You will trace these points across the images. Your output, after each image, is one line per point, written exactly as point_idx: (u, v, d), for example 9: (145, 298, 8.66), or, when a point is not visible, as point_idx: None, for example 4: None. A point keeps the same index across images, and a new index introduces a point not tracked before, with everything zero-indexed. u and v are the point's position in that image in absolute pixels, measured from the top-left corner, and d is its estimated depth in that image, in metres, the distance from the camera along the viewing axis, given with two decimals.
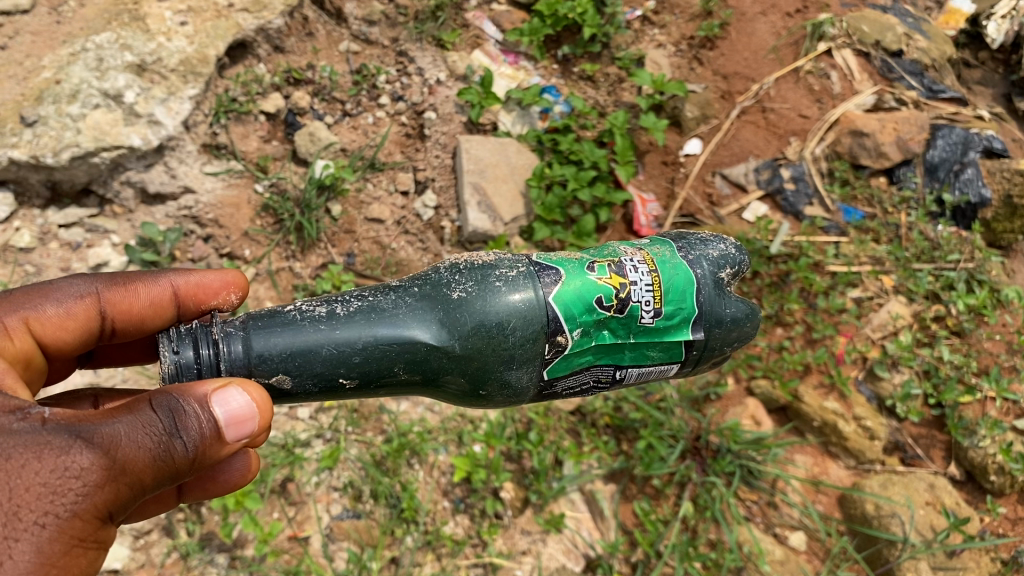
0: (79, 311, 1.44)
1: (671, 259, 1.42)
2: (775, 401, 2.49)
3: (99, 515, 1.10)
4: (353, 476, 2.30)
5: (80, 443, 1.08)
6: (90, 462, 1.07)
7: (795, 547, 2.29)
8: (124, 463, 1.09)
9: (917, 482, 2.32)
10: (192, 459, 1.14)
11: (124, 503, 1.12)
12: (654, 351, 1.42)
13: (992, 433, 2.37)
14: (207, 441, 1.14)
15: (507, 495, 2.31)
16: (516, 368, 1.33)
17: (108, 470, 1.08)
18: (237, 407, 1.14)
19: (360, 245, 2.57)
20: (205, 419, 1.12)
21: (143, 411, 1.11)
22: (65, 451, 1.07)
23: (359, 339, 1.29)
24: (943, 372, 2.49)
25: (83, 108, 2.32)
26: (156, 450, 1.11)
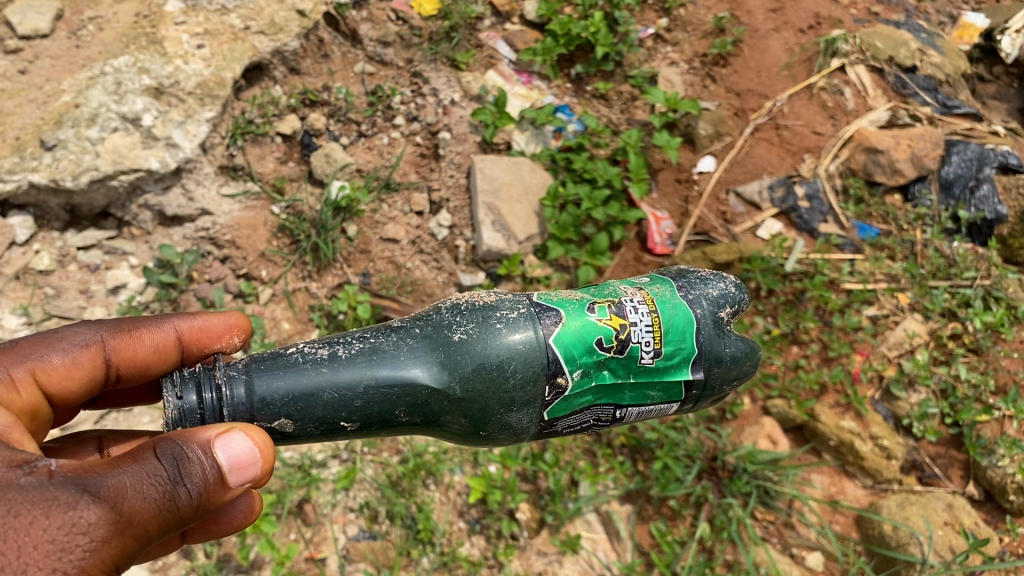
0: (84, 360, 1.45)
1: (671, 299, 1.42)
2: (791, 420, 2.48)
3: (105, 570, 1.10)
4: (369, 496, 2.31)
5: (87, 498, 1.09)
6: (97, 516, 1.08)
7: (813, 568, 2.27)
8: (131, 515, 1.10)
9: (935, 502, 2.31)
10: (195, 505, 1.16)
11: (129, 556, 1.12)
12: (653, 391, 1.42)
13: (1011, 452, 2.35)
14: (210, 486, 1.17)
15: (524, 516, 2.31)
16: (517, 410, 1.33)
17: (115, 524, 1.09)
18: (239, 451, 1.17)
19: (375, 265, 2.58)
20: (209, 466, 1.14)
21: (148, 461, 1.13)
22: (72, 506, 1.08)
23: (360, 382, 1.30)
24: (960, 391, 2.47)
25: (102, 132, 2.35)
26: (162, 500, 1.12)
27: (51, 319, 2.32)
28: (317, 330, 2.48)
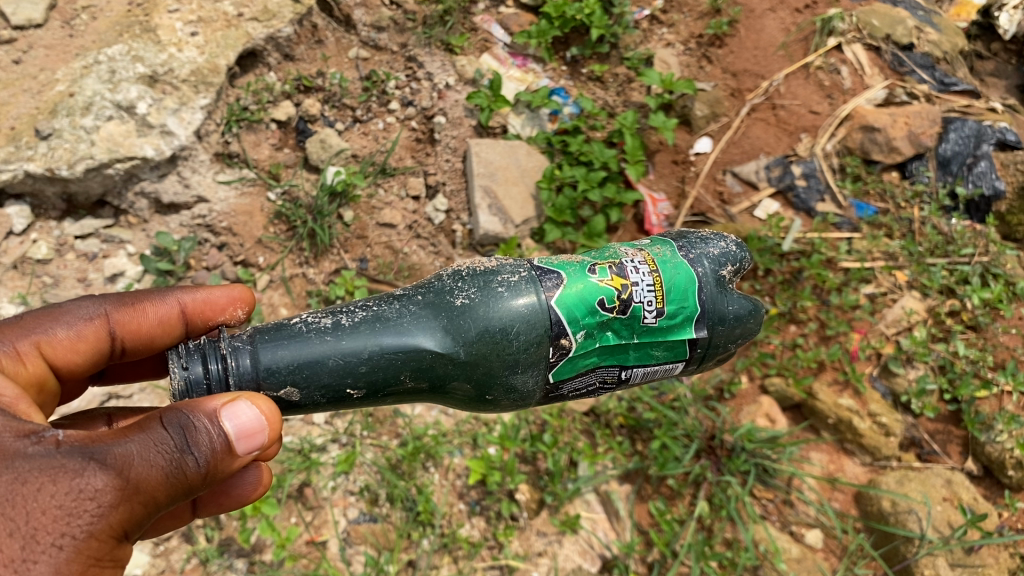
0: (89, 333, 1.46)
1: (671, 259, 1.42)
2: (790, 398, 2.47)
3: (115, 534, 1.13)
4: (369, 480, 2.32)
5: (93, 466, 1.10)
6: (103, 483, 1.10)
7: (812, 545, 2.29)
8: (136, 482, 1.11)
9: (934, 478, 2.32)
10: (204, 473, 1.15)
11: (140, 521, 1.14)
12: (658, 351, 1.42)
13: (1009, 428, 2.35)
14: (218, 455, 1.15)
15: (523, 497, 2.33)
16: (521, 372, 1.34)
17: (121, 491, 1.11)
18: (246, 420, 1.15)
19: (372, 250, 2.59)
20: (215, 434, 1.13)
21: (154, 430, 1.13)
22: (79, 473, 1.10)
23: (364, 348, 1.30)
24: (958, 367, 2.47)
25: (96, 120, 2.35)
26: (168, 467, 1.12)
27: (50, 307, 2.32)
28: None
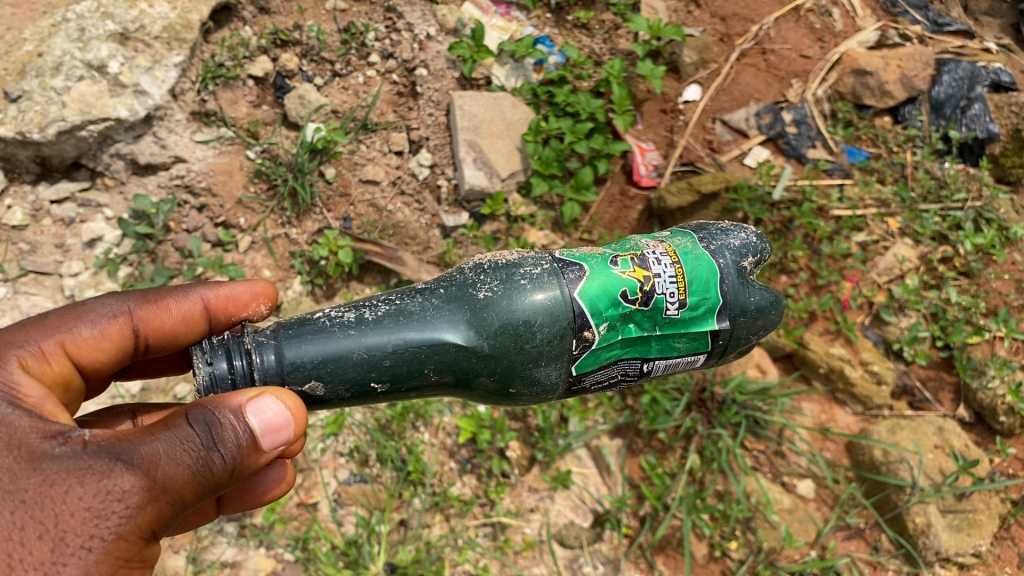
0: (113, 331, 1.41)
1: (693, 250, 1.41)
2: (780, 348, 2.46)
3: (143, 534, 1.11)
4: (359, 440, 2.30)
5: (119, 466, 1.09)
6: (130, 484, 1.09)
7: (804, 495, 2.28)
8: (163, 482, 1.10)
9: (926, 426, 2.31)
10: (231, 471, 1.14)
11: (167, 521, 1.13)
12: (679, 342, 1.40)
13: (1001, 373, 2.33)
14: (244, 451, 1.14)
15: (514, 454, 2.33)
16: (544, 365, 1.31)
17: (148, 492, 1.09)
18: (272, 415, 1.14)
19: (356, 209, 2.54)
20: (241, 430, 1.12)
21: (180, 429, 1.11)
22: (106, 474, 1.09)
23: (388, 342, 1.26)
24: (951, 314, 2.44)
25: (67, 81, 2.29)
26: (195, 465, 1.11)
27: (29, 275, 2.32)
28: (299, 277, 2.44)
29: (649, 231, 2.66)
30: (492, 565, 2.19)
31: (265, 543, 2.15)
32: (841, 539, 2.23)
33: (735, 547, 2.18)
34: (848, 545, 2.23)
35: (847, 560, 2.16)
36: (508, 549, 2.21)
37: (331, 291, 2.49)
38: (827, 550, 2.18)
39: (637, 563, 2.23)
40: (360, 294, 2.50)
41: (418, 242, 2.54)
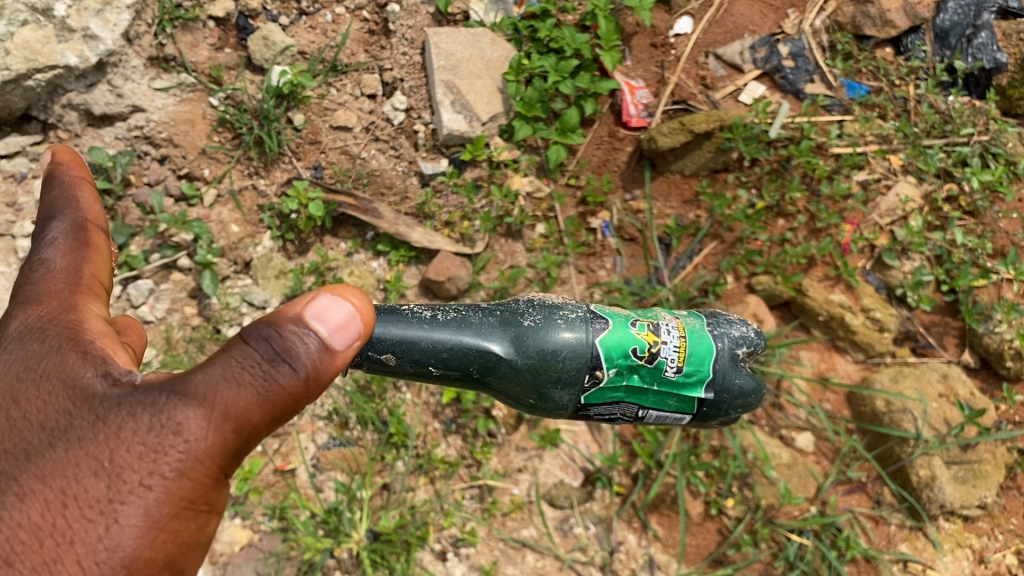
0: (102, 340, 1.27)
1: (699, 328, 1.30)
2: (778, 296, 2.33)
3: (214, 466, 0.95)
4: (337, 403, 2.18)
5: (171, 397, 0.94)
6: (188, 412, 0.93)
7: (803, 448, 2.19)
8: (225, 404, 0.94)
9: (930, 373, 2.21)
10: (310, 387, 0.99)
11: (241, 453, 0.98)
12: (671, 400, 1.28)
13: (1009, 318, 2.22)
14: (315, 364, 0.98)
15: (501, 413, 2.20)
16: (561, 388, 1.23)
17: (209, 418, 0.94)
18: (335, 318, 0.99)
19: (327, 157, 2.39)
20: (305, 340, 0.97)
21: (236, 346, 0.96)
22: (158, 407, 0.94)
23: (451, 339, 1.18)
24: (956, 257, 2.32)
25: (9, 26, 2.08)
26: (261, 386, 0.95)
27: None
28: (269, 232, 2.30)
29: (639, 175, 2.49)
30: (479, 529, 2.12)
31: (240, 514, 2.05)
32: (842, 494, 2.15)
33: (732, 504, 2.10)
34: (849, 499, 2.15)
35: (848, 516, 2.08)
36: (496, 512, 2.13)
37: (303, 246, 2.33)
38: (828, 506, 2.10)
39: (630, 523, 2.15)
40: (334, 249, 2.34)
41: (395, 191, 2.39)
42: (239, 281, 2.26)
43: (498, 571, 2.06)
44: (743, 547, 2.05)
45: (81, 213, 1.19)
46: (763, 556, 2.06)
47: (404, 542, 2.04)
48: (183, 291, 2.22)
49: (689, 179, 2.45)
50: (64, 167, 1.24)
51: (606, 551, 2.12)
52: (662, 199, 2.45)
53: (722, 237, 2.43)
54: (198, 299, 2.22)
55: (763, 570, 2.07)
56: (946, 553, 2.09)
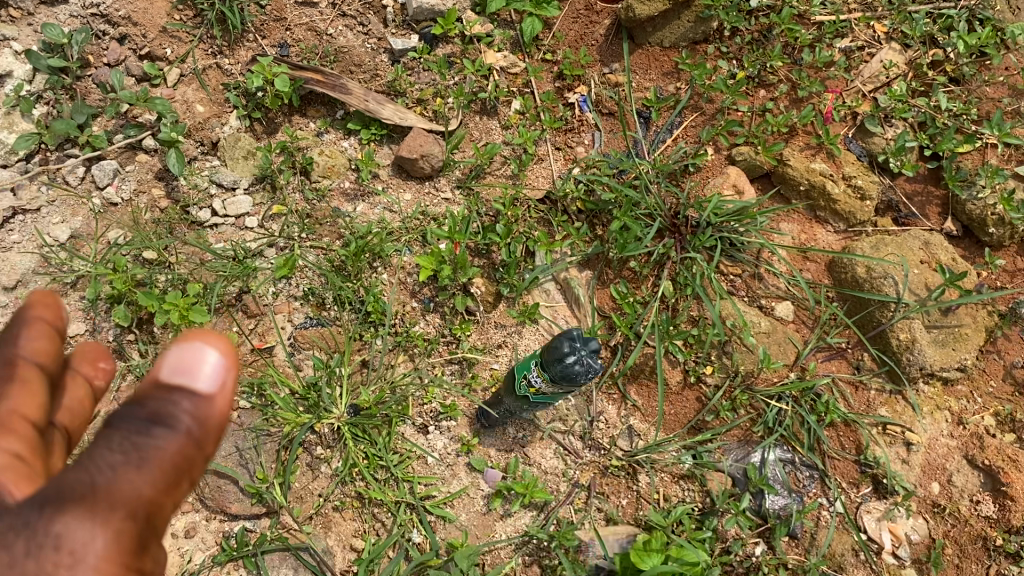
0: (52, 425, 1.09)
1: None
2: (759, 168, 2.26)
3: (120, 560, 0.87)
4: (313, 284, 2.15)
5: (46, 510, 0.84)
6: (69, 518, 0.84)
7: (783, 318, 2.17)
8: (110, 496, 0.86)
9: (912, 240, 2.16)
10: (195, 440, 0.94)
11: (159, 520, 0.92)
12: None
13: (992, 183, 2.18)
14: (200, 416, 0.95)
15: (478, 291, 2.19)
16: None
17: (96, 518, 0.85)
18: (201, 364, 0.96)
19: (293, 34, 2.31)
20: (181, 397, 0.94)
21: (101, 433, 0.90)
22: (33, 527, 0.84)
23: None
24: (940, 122, 2.27)
25: None
26: (144, 465, 0.89)
27: None
28: (236, 112, 2.24)
29: (617, 49, 2.40)
30: (460, 404, 2.13)
31: None
32: (822, 360, 2.14)
33: (711, 372, 2.11)
34: (829, 365, 2.14)
35: (827, 381, 2.08)
36: (476, 386, 2.13)
37: (272, 126, 2.27)
38: (807, 372, 2.10)
39: (610, 395, 2.16)
40: (303, 129, 2.28)
41: (365, 70, 2.33)
42: (206, 162, 2.20)
43: (480, 442, 2.09)
44: (721, 413, 2.07)
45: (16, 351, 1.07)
46: (742, 421, 2.08)
47: (384, 416, 2.04)
48: (150, 173, 2.16)
49: (668, 51, 2.37)
50: (31, 308, 1.09)
51: (586, 421, 2.13)
52: (641, 72, 2.38)
53: (702, 109, 2.34)
54: (165, 181, 2.16)
55: (741, 437, 2.09)
56: (925, 415, 2.08)
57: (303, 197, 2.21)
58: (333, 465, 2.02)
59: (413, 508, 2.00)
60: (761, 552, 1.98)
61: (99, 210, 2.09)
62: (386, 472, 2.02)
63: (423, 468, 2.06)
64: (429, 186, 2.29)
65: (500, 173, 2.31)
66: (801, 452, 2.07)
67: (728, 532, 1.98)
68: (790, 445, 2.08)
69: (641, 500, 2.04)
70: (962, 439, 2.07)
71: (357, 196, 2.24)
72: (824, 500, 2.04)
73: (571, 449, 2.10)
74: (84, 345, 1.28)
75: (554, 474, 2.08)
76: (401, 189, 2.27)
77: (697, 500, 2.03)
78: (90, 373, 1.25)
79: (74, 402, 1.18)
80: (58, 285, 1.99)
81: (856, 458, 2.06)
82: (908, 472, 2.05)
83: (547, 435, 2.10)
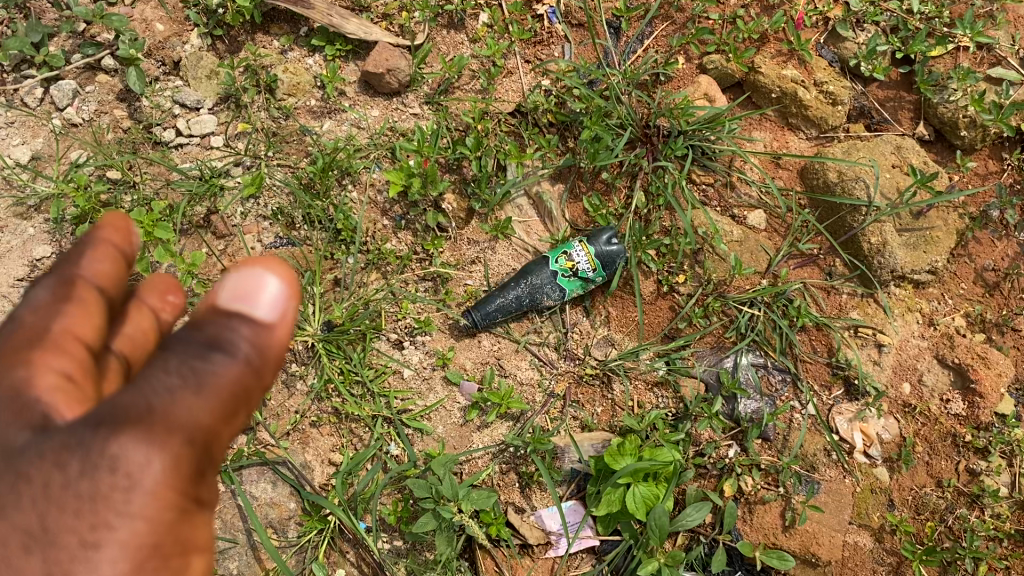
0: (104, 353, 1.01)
1: None
2: (730, 77, 2.23)
3: (175, 487, 0.83)
4: (282, 204, 2.13)
5: (101, 430, 0.80)
6: (127, 439, 0.80)
7: (755, 227, 2.17)
8: (168, 418, 0.82)
9: (883, 146, 2.15)
10: (255, 368, 0.91)
11: (214, 448, 0.89)
12: None
13: (964, 85, 2.16)
14: (262, 342, 0.92)
15: (450, 208, 2.19)
16: None
17: (155, 439, 0.81)
18: (266, 293, 0.94)
19: None
20: (243, 323, 0.91)
21: (158, 355, 0.87)
22: (88, 446, 0.80)
23: None
24: (912, 25, 2.22)
25: None
26: (202, 387, 0.86)
27: None
28: (197, 30, 2.18)
29: None
30: (435, 318, 2.12)
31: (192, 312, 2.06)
32: (794, 267, 2.14)
33: (683, 281, 2.12)
34: (801, 272, 2.14)
35: (798, 287, 2.10)
36: (450, 300, 2.13)
37: (234, 45, 2.23)
38: (779, 279, 2.12)
39: (583, 307, 2.17)
40: (267, 47, 2.23)
41: None
42: (169, 82, 2.16)
43: (455, 356, 2.09)
44: (694, 320, 2.09)
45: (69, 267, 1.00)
46: (715, 328, 2.10)
47: (358, 331, 2.04)
48: (110, 94, 2.11)
49: None
50: (99, 230, 1.05)
51: (561, 333, 2.14)
52: None
53: (672, 18, 2.28)
54: (127, 102, 2.12)
55: (714, 343, 2.10)
56: (896, 318, 2.09)
57: (268, 115, 2.17)
58: (308, 381, 2.01)
59: (391, 422, 2.02)
60: (735, 454, 2.02)
61: (59, 131, 2.06)
62: (362, 388, 2.02)
63: (399, 383, 2.07)
64: (397, 102, 2.25)
65: (468, 87, 2.27)
66: (773, 356, 2.08)
67: (703, 436, 2.01)
68: (761, 350, 2.09)
69: (616, 407, 2.08)
70: (933, 339, 2.08)
71: (323, 113, 2.22)
72: (796, 403, 2.06)
73: (546, 360, 2.12)
74: (153, 277, 1.19)
75: (530, 385, 2.09)
76: (368, 106, 2.24)
77: (671, 406, 2.06)
78: (159, 306, 1.16)
79: (137, 332, 1.10)
80: (23, 207, 2.00)
81: (828, 361, 2.07)
82: (880, 374, 2.06)
83: (523, 347, 2.11)
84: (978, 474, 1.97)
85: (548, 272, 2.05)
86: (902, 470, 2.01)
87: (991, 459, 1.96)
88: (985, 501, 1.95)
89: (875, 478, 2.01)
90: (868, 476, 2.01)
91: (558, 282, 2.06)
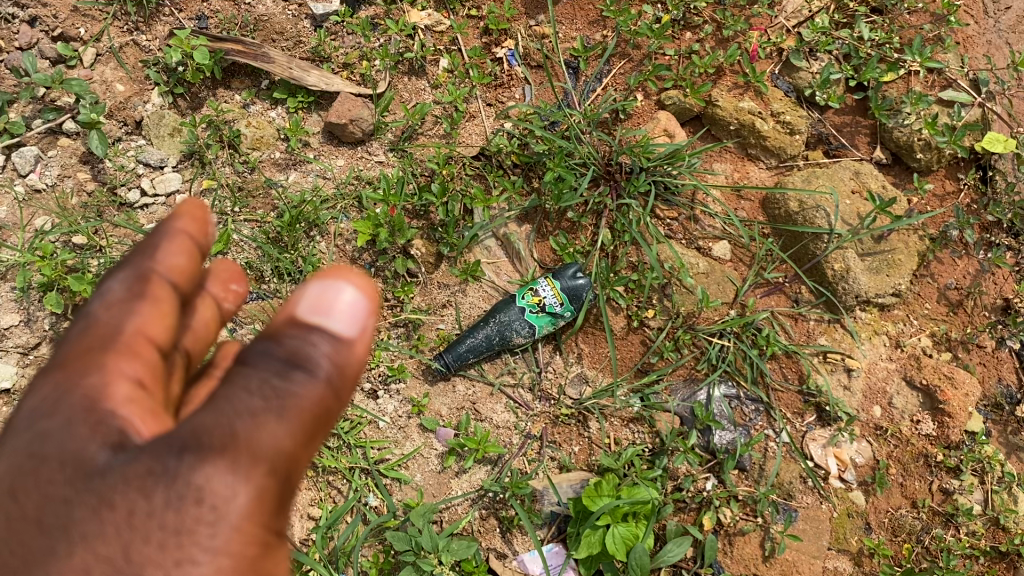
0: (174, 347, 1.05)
1: None
2: (689, 111, 2.25)
3: (258, 517, 0.82)
4: (251, 257, 2.13)
5: (187, 456, 0.79)
6: (212, 469, 0.79)
7: (720, 258, 2.19)
8: (252, 446, 0.81)
9: (842, 171, 2.16)
10: (336, 388, 0.90)
11: (296, 473, 0.87)
12: None
13: (917, 109, 2.13)
14: (343, 361, 0.91)
15: (420, 253, 2.18)
16: None
17: (238, 470, 0.80)
18: (345, 306, 0.93)
19: (210, 6, 2.26)
20: (325, 340, 0.90)
21: (239, 373, 0.86)
22: (173, 473, 0.78)
23: None
24: (863, 52, 2.20)
25: None
26: (287, 411, 0.85)
27: None
28: (158, 89, 2.19)
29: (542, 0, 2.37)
30: (408, 365, 2.14)
31: None
32: (761, 296, 2.17)
33: (652, 315, 2.14)
34: (768, 301, 2.17)
35: (765, 316, 2.12)
36: (423, 346, 2.14)
37: (196, 101, 2.23)
38: (747, 308, 2.13)
39: (555, 344, 2.18)
40: (229, 101, 2.24)
41: (288, 37, 2.29)
42: (131, 142, 2.17)
43: (430, 402, 2.11)
44: (665, 354, 2.11)
45: (147, 260, 1.02)
46: (687, 361, 2.11)
47: None
48: (73, 157, 2.12)
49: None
50: (175, 220, 1.06)
51: (534, 373, 2.15)
52: (567, 22, 2.35)
53: (629, 56, 2.31)
54: (91, 164, 2.12)
55: (686, 375, 2.13)
56: (864, 341, 2.11)
57: (232, 170, 2.18)
58: None
59: (369, 473, 2.04)
60: (712, 486, 2.03)
61: (23, 197, 2.06)
62: (338, 440, 2.05)
63: (375, 433, 2.08)
64: (362, 151, 2.27)
65: (432, 132, 2.30)
66: (745, 386, 2.11)
67: (679, 470, 2.03)
68: (733, 380, 2.12)
69: (593, 446, 2.09)
70: (900, 361, 2.10)
71: (289, 165, 2.23)
72: (770, 431, 2.09)
73: (521, 401, 2.13)
74: (217, 268, 1.25)
75: (506, 427, 2.11)
76: (333, 156, 2.25)
77: (647, 441, 2.07)
78: (221, 296, 1.22)
79: (202, 326, 1.15)
80: None
81: (799, 389, 2.10)
82: (850, 399, 2.09)
83: (498, 390, 2.12)
84: (951, 493, 2.01)
85: (516, 309, 2.07)
86: (877, 493, 2.04)
87: (962, 478, 2.00)
88: (960, 520, 1.98)
89: (852, 502, 2.04)
90: (845, 500, 2.04)
91: (527, 317, 2.06)
